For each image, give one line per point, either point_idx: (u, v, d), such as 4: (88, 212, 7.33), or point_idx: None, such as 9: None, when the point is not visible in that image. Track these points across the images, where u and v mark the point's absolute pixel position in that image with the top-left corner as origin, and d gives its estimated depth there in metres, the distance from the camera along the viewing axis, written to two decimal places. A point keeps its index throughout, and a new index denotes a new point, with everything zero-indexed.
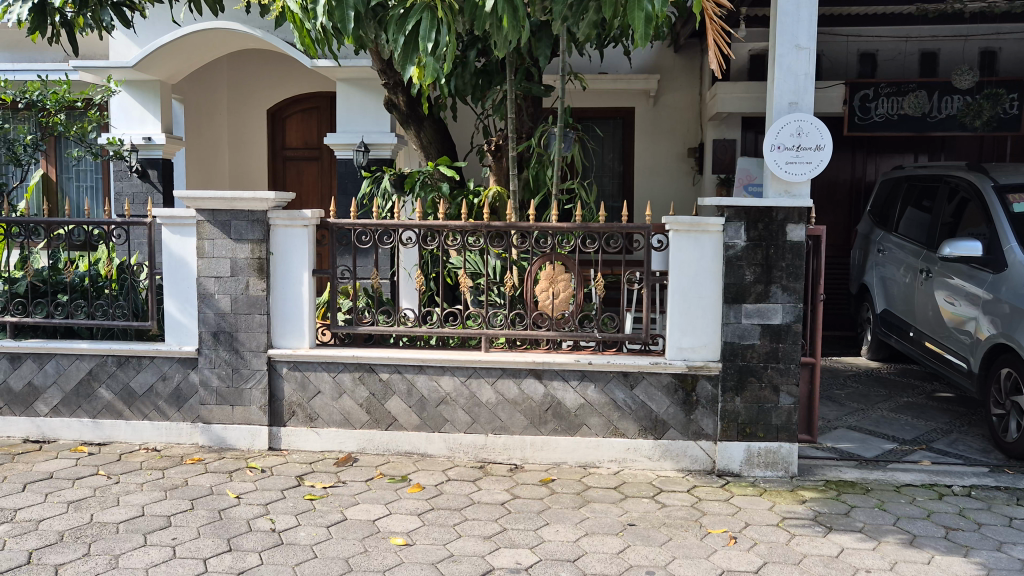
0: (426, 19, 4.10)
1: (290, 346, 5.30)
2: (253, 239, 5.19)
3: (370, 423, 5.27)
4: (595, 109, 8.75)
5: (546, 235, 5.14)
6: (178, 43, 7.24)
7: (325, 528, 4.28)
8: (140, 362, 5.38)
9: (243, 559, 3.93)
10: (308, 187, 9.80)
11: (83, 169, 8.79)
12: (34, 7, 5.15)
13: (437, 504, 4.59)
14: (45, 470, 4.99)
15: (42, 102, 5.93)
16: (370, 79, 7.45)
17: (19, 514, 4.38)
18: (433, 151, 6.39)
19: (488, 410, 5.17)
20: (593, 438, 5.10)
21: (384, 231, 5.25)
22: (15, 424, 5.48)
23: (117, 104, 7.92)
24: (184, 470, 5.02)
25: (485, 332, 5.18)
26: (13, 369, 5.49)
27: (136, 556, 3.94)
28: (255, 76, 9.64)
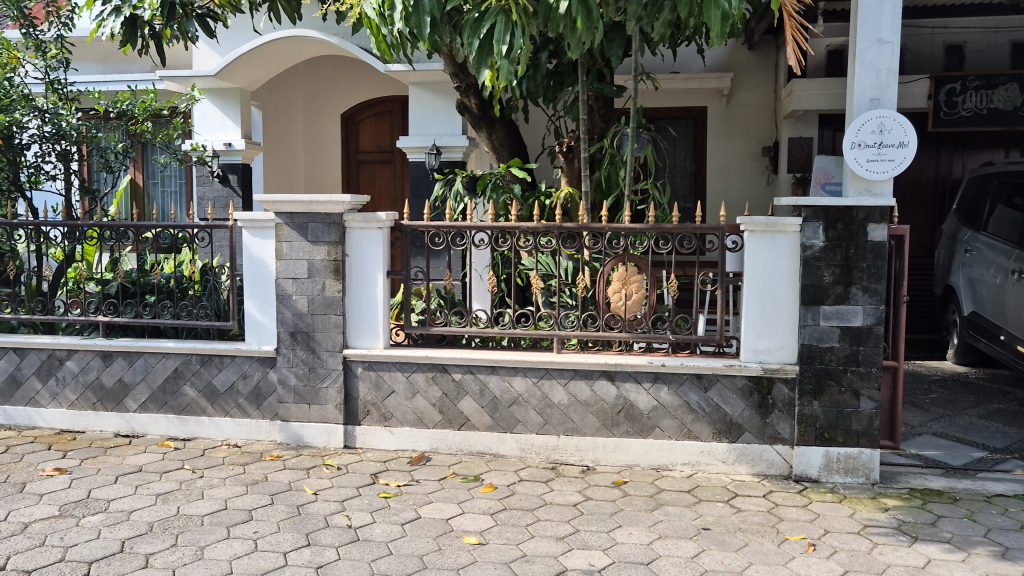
0: (501, 20, 4.13)
1: (365, 346, 5.40)
2: (330, 241, 5.31)
3: (443, 423, 5.33)
4: (667, 109, 8.68)
5: (619, 236, 5.13)
6: (258, 52, 7.46)
7: (400, 526, 4.35)
8: (222, 361, 5.55)
9: (322, 554, 4.03)
10: (381, 189, 9.96)
11: (168, 175, 9.14)
12: (125, 20, 5.40)
13: (509, 505, 4.61)
14: (134, 464, 5.20)
15: (131, 111, 6.23)
16: (442, 82, 7.55)
17: (112, 505, 4.58)
18: (504, 153, 6.42)
19: (561, 411, 5.17)
20: (666, 441, 5.06)
21: (457, 233, 5.30)
22: (106, 419, 5.72)
23: (200, 111, 8.20)
24: (263, 466, 5.17)
25: (557, 333, 5.20)
26: (105, 366, 5.72)
27: (221, 548, 4.07)
28: (330, 81, 9.86)
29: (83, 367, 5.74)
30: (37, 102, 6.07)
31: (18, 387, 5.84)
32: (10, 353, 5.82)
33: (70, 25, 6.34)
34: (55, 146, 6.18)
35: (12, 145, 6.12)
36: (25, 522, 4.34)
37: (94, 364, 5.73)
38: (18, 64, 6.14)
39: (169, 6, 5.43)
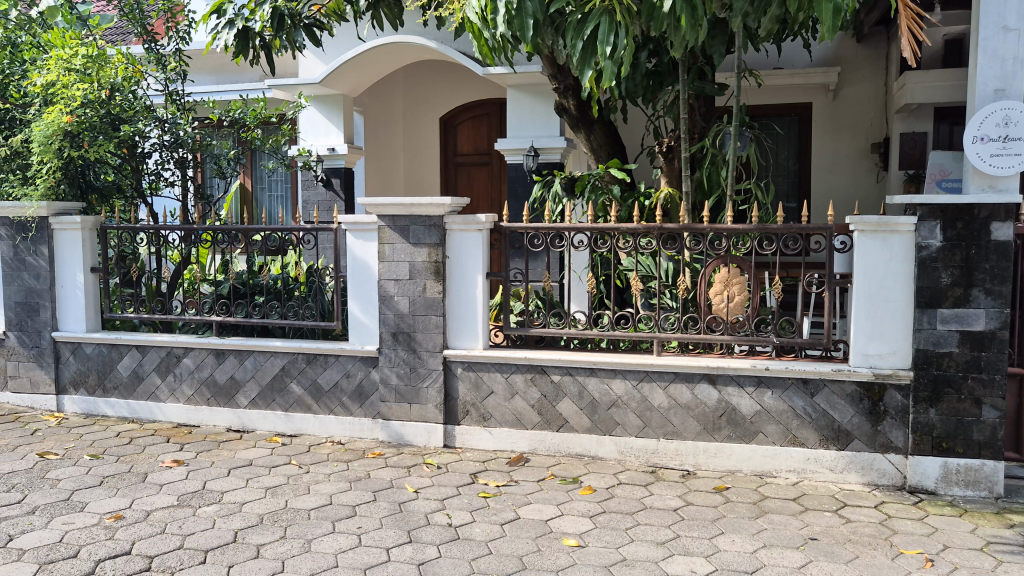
0: (605, 22, 4.18)
1: (465, 347, 5.46)
2: (430, 243, 5.40)
3: (542, 424, 5.34)
4: (768, 106, 8.48)
5: (721, 237, 5.03)
6: (361, 58, 7.66)
7: (500, 526, 4.38)
8: (327, 360, 5.72)
9: (423, 551, 4.09)
10: (479, 191, 10.05)
11: (275, 179, 9.50)
12: (238, 32, 5.65)
13: (609, 507, 4.59)
14: (245, 458, 5.41)
15: (243, 119, 6.53)
16: (540, 84, 7.57)
17: (226, 496, 4.78)
18: (603, 154, 6.39)
19: (661, 414, 5.10)
20: (770, 447, 4.93)
21: (556, 235, 5.31)
22: (219, 414, 5.97)
23: (306, 117, 8.48)
24: (366, 463, 5.29)
25: (657, 335, 5.14)
26: (218, 363, 5.98)
27: (327, 541, 4.19)
28: (430, 85, 10.05)
29: (198, 364, 6.02)
30: (158, 113, 6.42)
31: (139, 382, 6.15)
32: (132, 350, 6.14)
33: (187, 39, 6.67)
34: (174, 154, 6.57)
35: (135, 154, 6.48)
36: (148, 510, 4.58)
37: (208, 362, 5.99)
38: (142, 77, 6.47)
39: (279, 17, 5.66)
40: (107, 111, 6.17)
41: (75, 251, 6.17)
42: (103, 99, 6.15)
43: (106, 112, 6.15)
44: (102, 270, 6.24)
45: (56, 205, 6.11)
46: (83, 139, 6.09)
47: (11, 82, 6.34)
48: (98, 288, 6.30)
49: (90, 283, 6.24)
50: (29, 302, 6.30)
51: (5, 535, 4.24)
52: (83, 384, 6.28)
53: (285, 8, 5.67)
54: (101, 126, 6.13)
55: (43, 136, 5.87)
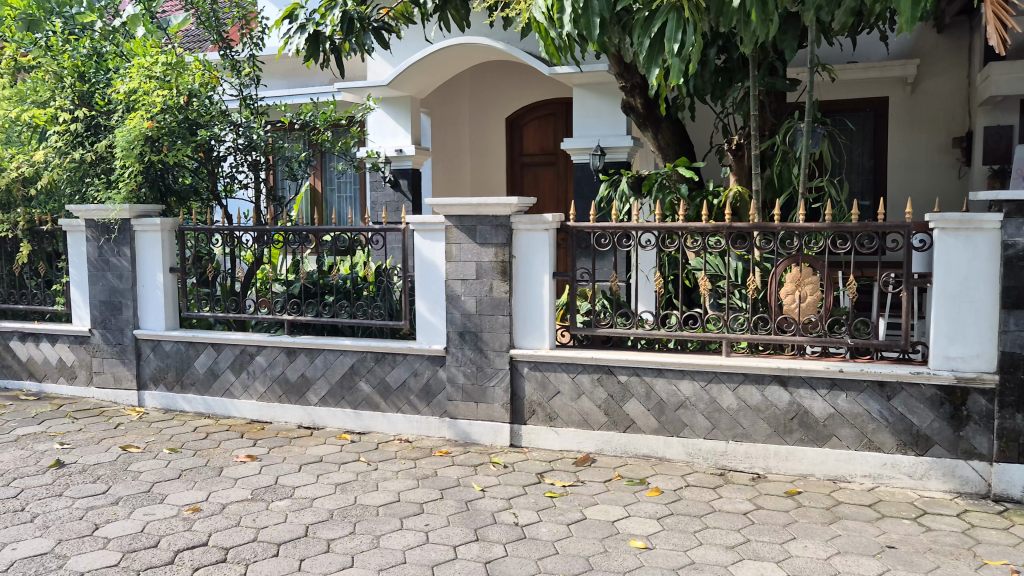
0: (673, 19, 4.15)
1: (532, 346, 5.46)
2: (497, 243, 5.42)
3: (609, 424, 5.31)
4: (843, 102, 8.25)
5: (793, 236, 4.93)
6: (428, 60, 7.74)
7: (566, 526, 4.37)
8: (395, 359, 5.79)
9: (490, 550, 4.11)
10: (545, 190, 10.04)
11: (344, 181, 9.66)
12: (308, 36, 5.82)
13: (677, 510, 4.53)
14: (316, 454, 5.52)
15: (314, 121, 6.75)
16: (606, 82, 7.54)
17: (297, 491, 4.89)
18: (670, 153, 6.32)
19: (730, 416, 5.02)
20: (844, 451, 4.80)
21: (623, 234, 5.28)
22: (290, 411, 6.11)
23: (375, 120, 8.62)
24: (434, 461, 5.34)
25: (726, 336, 5.06)
26: (289, 362, 6.12)
27: (395, 538, 4.25)
28: (496, 87, 10.09)
29: (271, 362, 6.16)
30: (232, 117, 6.62)
31: (215, 379, 6.33)
32: (208, 348, 6.33)
33: (261, 44, 6.85)
34: (247, 157, 6.76)
35: (211, 157, 6.70)
36: (223, 503, 4.71)
37: (280, 359, 6.14)
38: (218, 82, 6.67)
39: (348, 21, 5.75)
40: (184, 117, 6.39)
41: (155, 252, 6.39)
42: (181, 105, 6.36)
43: (184, 117, 6.39)
44: (180, 270, 6.46)
45: (137, 208, 6.33)
46: (162, 143, 6.32)
47: (96, 89, 6.58)
48: (176, 287, 6.51)
49: (169, 283, 6.45)
50: (113, 301, 6.55)
51: (90, 524, 4.42)
52: (162, 380, 6.50)
53: (354, 11, 5.78)
54: (179, 131, 6.36)
55: (125, 142, 6.09)
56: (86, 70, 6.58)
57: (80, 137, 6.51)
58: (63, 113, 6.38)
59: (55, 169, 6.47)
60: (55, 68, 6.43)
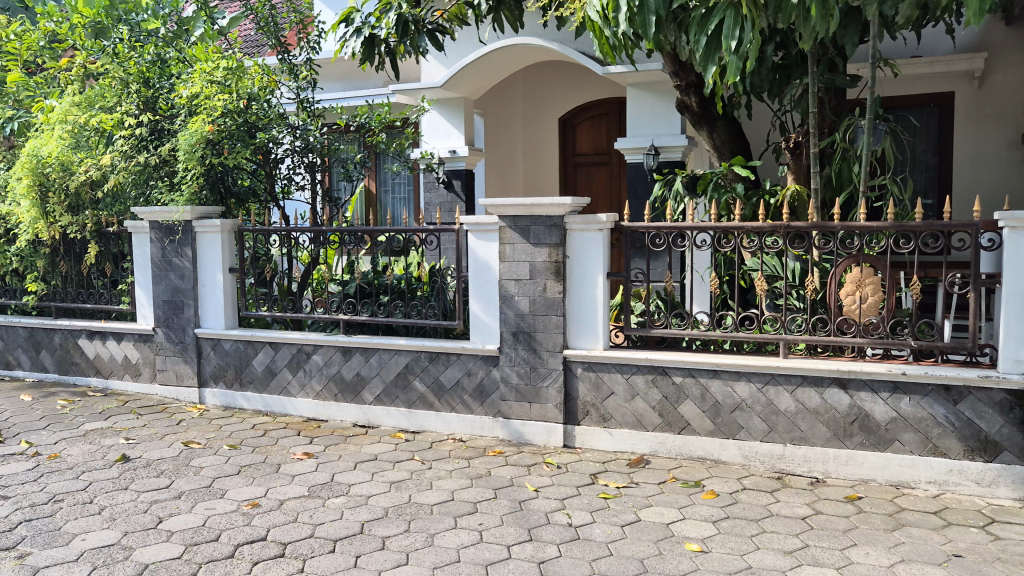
0: (730, 17, 4.07)
1: (585, 347, 5.45)
2: (551, 243, 5.42)
3: (663, 426, 5.26)
4: (906, 98, 8.05)
5: (853, 235, 4.83)
6: (482, 61, 7.77)
7: (620, 527, 4.35)
8: (449, 358, 5.82)
9: (544, 550, 4.11)
10: (598, 191, 10.02)
11: (398, 182, 9.77)
12: (364, 39, 5.86)
13: (733, 513, 4.47)
14: (371, 452, 5.58)
15: (369, 123, 6.76)
16: (660, 81, 7.48)
17: (353, 489, 4.95)
18: (726, 151, 6.23)
19: (788, 419, 4.93)
20: (907, 456, 4.68)
21: (678, 234, 5.23)
22: (346, 410, 6.19)
23: (428, 121, 8.68)
24: (487, 461, 5.37)
25: (783, 337, 4.97)
26: (345, 361, 6.20)
27: (449, 536, 4.27)
28: (549, 87, 10.10)
29: (327, 361, 6.25)
30: (290, 119, 6.73)
31: (272, 377, 6.45)
32: (266, 347, 6.45)
33: (317, 48, 6.95)
34: (304, 159, 6.86)
35: (269, 159, 6.84)
36: (281, 499, 4.80)
37: (336, 358, 6.22)
38: (276, 86, 6.79)
39: (403, 23, 5.81)
40: (244, 120, 6.52)
41: (215, 252, 6.54)
42: (241, 108, 6.50)
43: (243, 121, 6.52)
44: (239, 270, 6.59)
45: (198, 209, 6.49)
46: (223, 146, 6.46)
47: (160, 94, 6.71)
48: (235, 287, 6.65)
49: (228, 283, 6.59)
50: (175, 300, 6.72)
51: (155, 517, 4.54)
52: (222, 377, 6.65)
53: (409, 13, 5.82)
54: (239, 134, 6.49)
55: (187, 145, 6.24)
56: (150, 76, 6.75)
57: (145, 141, 6.68)
58: (129, 118, 6.56)
59: (121, 172, 6.65)
60: (122, 74, 6.64)
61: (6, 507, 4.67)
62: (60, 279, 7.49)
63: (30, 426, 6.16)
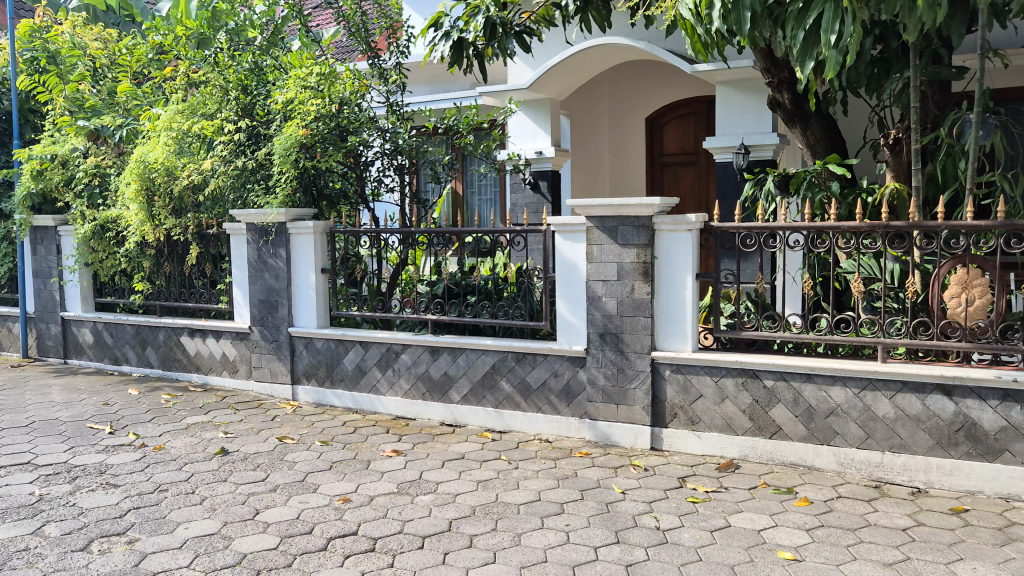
0: (829, 10, 3.98)
1: (673, 349, 5.38)
2: (639, 243, 5.37)
3: (753, 430, 5.15)
4: (1018, 90, 7.67)
5: (959, 235, 4.63)
6: (569, 62, 7.77)
7: (710, 532, 4.27)
8: (535, 359, 5.84)
9: (631, 553, 4.07)
10: (685, 191, 9.89)
11: (484, 183, 9.85)
12: (453, 43, 5.97)
13: (828, 521, 4.34)
14: (458, 451, 5.65)
15: (457, 126, 6.87)
16: (751, 79, 7.33)
17: (441, 487, 5.02)
18: (821, 149, 6.06)
19: (886, 425, 4.76)
20: (1018, 467, 4.45)
21: (769, 234, 5.11)
22: (433, 408, 6.28)
23: (515, 123, 8.74)
24: (574, 461, 5.36)
25: (881, 341, 4.78)
26: (433, 360, 6.28)
27: (537, 536, 4.28)
28: (635, 87, 10.01)
29: (415, 360, 6.35)
30: (380, 123, 6.87)
31: (362, 375, 6.59)
32: (356, 345, 6.60)
33: (406, 52, 7.07)
34: (394, 162, 6.98)
35: (360, 162, 7.00)
36: (371, 495, 4.90)
37: (424, 358, 6.31)
38: (367, 90, 6.93)
39: (491, 26, 5.87)
40: (337, 124, 6.68)
41: (307, 253, 6.73)
42: (334, 113, 6.64)
43: (335, 124, 6.67)
44: (331, 271, 6.76)
45: (292, 211, 6.71)
46: (316, 150, 6.64)
47: (257, 101, 6.94)
48: (327, 287, 6.81)
49: (320, 283, 6.76)
50: (269, 300, 6.95)
51: (252, 509, 4.71)
52: (314, 375, 6.83)
53: (497, 17, 5.88)
54: (331, 137, 6.65)
55: (282, 149, 6.45)
56: (249, 83, 7.00)
57: (242, 146, 6.93)
58: (228, 125, 6.82)
59: (220, 177, 6.92)
60: (222, 82, 6.87)
61: (116, 495, 4.92)
62: (163, 280, 7.84)
63: (137, 418, 6.47)
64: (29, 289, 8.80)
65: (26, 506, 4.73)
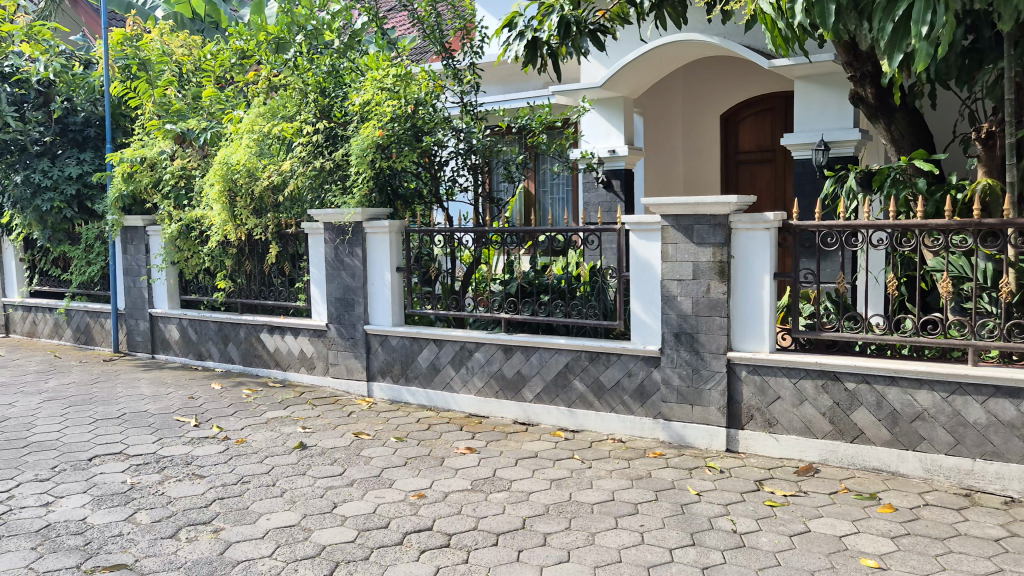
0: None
1: (750, 350, 5.29)
2: (715, 242, 5.29)
3: (834, 434, 5.02)
4: None
5: None
6: (643, 59, 7.71)
7: (788, 537, 4.18)
8: (609, 358, 5.81)
9: (708, 555, 4.02)
10: (762, 189, 9.71)
11: (557, 183, 9.86)
12: (527, 43, 5.98)
13: (913, 529, 4.20)
14: (531, 449, 5.66)
15: (530, 124, 6.86)
16: (832, 74, 7.15)
17: (514, 484, 5.04)
18: (906, 145, 5.86)
19: (977, 431, 4.57)
20: None
21: (851, 233, 4.96)
22: (507, 407, 6.31)
23: (587, 122, 8.72)
24: (648, 462, 5.32)
25: (972, 343, 4.59)
26: (506, 358, 6.30)
27: (611, 536, 4.26)
28: (710, 84, 9.87)
29: (489, 358, 6.38)
30: (454, 123, 6.94)
31: (436, 373, 6.67)
32: (431, 344, 6.67)
33: (480, 53, 7.11)
34: (468, 161, 7.04)
35: (434, 162, 7.08)
36: (446, 491, 4.95)
37: (497, 356, 6.34)
38: (441, 91, 7.00)
39: (565, 25, 5.84)
40: (412, 124, 6.77)
41: (383, 252, 6.84)
42: (409, 113, 6.73)
43: (411, 125, 6.77)
44: (406, 270, 6.86)
45: (369, 211, 6.83)
46: (391, 150, 6.75)
47: (335, 103, 7.07)
48: (401, 285, 6.92)
49: (395, 281, 6.87)
50: (346, 298, 7.09)
51: (330, 502, 4.81)
52: (389, 372, 6.94)
53: (571, 15, 5.86)
54: (407, 137, 6.75)
55: (359, 150, 6.56)
56: (327, 86, 7.15)
57: (321, 148, 7.09)
58: (307, 126, 6.98)
59: (299, 177, 7.08)
60: (301, 86, 7.04)
61: (202, 485, 5.09)
62: (244, 277, 8.07)
63: (220, 412, 6.68)
64: (120, 286, 9.18)
65: (118, 493, 4.93)
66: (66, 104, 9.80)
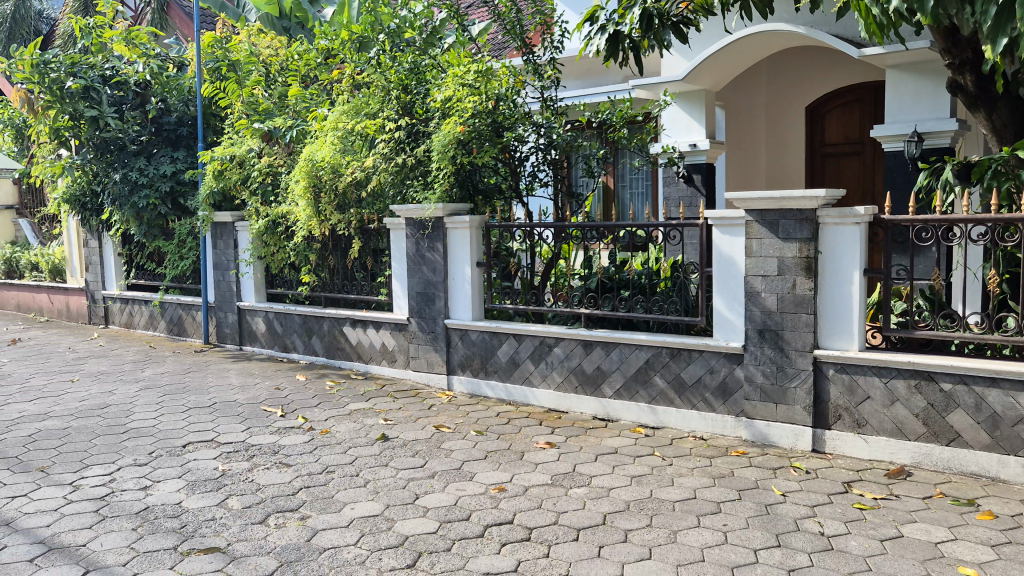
0: None
1: (838, 347, 5.13)
2: (802, 238, 5.15)
3: (928, 436, 4.84)
4: None
5: None
6: (726, 51, 7.57)
7: (880, 542, 4.04)
8: (691, 355, 5.72)
9: (794, 558, 3.92)
10: (850, 182, 9.41)
11: (636, 177, 9.78)
12: (609, 36, 5.80)
13: (1015, 538, 4.01)
14: (611, 445, 5.63)
15: (610, 119, 6.82)
16: (926, 62, 6.89)
17: (594, 480, 5.01)
18: (1009, 135, 5.58)
19: None
20: None
21: (948, 227, 4.76)
22: (586, 402, 6.28)
23: (668, 116, 8.62)
24: (730, 461, 5.22)
25: None
26: (586, 354, 6.27)
27: (693, 535, 4.20)
28: (795, 76, 9.64)
29: (568, 354, 6.37)
30: (535, 118, 6.91)
31: (516, 367, 6.68)
32: (510, 338, 6.70)
33: (560, 47, 7.03)
34: (548, 156, 6.97)
35: (514, 158, 7.09)
36: (526, 485, 4.97)
37: (576, 351, 6.32)
38: (522, 86, 7.01)
39: (648, 17, 5.78)
40: (492, 120, 6.81)
41: (463, 247, 6.91)
42: (490, 109, 6.79)
43: (492, 120, 6.81)
44: (485, 265, 6.90)
45: (450, 206, 6.89)
46: (472, 146, 6.79)
47: (417, 99, 7.18)
48: (481, 280, 6.98)
49: (476, 276, 6.93)
50: (426, 293, 7.18)
51: (412, 493, 4.88)
52: (469, 366, 7.00)
53: (654, 7, 5.80)
54: (488, 133, 6.80)
55: (441, 145, 6.63)
56: (409, 83, 7.23)
57: (402, 144, 7.19)
58: (390, 123, 7.07)
59: (381, 172, 7.20)
60: (384, 82, 7.17)
61: (289, 473, 5.23)
62: (328, 272, 8.26)
63: (305, 403, 6.86)
64: (210, 280, 9.51)
65: (211, 479, 5.11)
66: (161, 105, 10.21)
